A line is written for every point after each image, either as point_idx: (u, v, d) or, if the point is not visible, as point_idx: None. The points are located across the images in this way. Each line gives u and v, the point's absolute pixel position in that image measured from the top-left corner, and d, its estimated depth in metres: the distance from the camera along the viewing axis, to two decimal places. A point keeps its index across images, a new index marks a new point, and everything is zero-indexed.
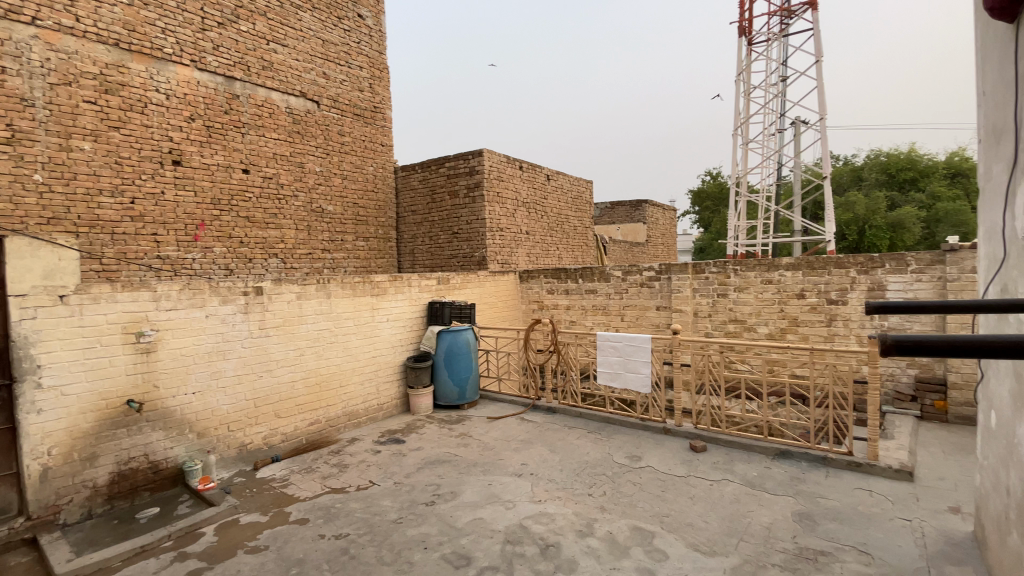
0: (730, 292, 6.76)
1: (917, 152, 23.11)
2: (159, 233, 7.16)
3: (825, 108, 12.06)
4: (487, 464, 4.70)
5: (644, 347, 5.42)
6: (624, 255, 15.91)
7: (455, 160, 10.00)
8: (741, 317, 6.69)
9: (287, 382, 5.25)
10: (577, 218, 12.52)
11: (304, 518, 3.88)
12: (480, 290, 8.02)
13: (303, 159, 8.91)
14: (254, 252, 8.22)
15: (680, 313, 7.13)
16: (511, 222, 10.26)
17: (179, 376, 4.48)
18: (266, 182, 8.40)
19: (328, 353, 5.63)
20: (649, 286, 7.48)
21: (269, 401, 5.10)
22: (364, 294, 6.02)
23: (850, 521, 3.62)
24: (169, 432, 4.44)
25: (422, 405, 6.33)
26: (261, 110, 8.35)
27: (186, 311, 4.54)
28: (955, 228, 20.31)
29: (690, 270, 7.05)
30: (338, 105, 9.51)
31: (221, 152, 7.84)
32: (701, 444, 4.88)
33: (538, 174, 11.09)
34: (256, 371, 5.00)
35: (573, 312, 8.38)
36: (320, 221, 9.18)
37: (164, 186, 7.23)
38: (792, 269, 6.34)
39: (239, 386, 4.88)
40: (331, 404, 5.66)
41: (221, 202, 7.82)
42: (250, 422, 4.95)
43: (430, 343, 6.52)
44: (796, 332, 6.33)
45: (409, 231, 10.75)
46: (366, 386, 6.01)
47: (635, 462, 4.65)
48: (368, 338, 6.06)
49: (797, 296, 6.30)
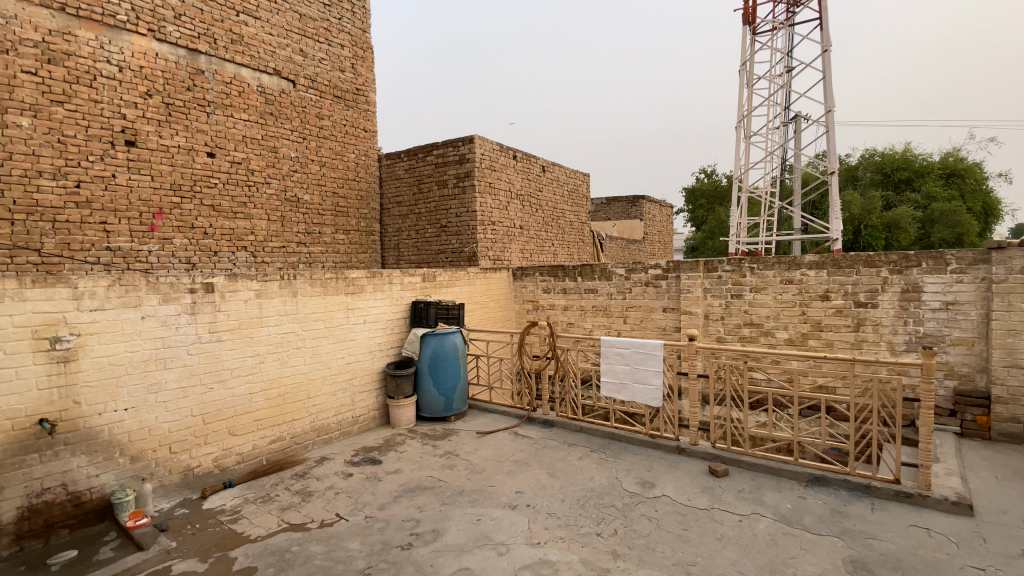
0: (746, 293, 6.11)
1: (912, 152, 22.78)
2: (108, 221, 6.36)
3: (832, 100, 11.48)
4: (476, 493, 4.01)
5: (656, 355, 4.76)
6: (620, 253, 15.29)
7: (444, 147, 9.28)
8: (758, 320, 6.06)
9: (243, 395, 4.52)
10: (573, 213, 11.86)
11: (250, 566, 3.17)
12: (470, 288, 7.34)
13: (276, 143, 8.13)
14: (219, 244, 7.43)
15: (689, 316, 6.49)
16: (503, 216, 9.57)
17: (106, 390, 3.74)
18: (234, 168, 7.62)
19: (294, 359, 4.90)
20: (655, 285, 6.83)
21: (220, 417, 4.36)
22: (337, 292, 5.30)
23: (914, 572, 2.98)
24: (93, 456, 3.69)
25: (403, 417, 5.63)
26: (229, 88, 7.54)
27: (116, 312, 3.79)
28: (951, 228, 20.11)
29: (701, 268, 6.41)
30: (317, 86, 8.72)
31: (183, 133, 7.05)
32: (722, 468, 4.23)
33: (532, 164, 10.40)
34: (205, 383, 4.26)
35: (571, 313, 7.71)
36: (296, 211, 8.41)
37: (116, 169, 6.44)
38: (816, 268, 5.71)
39: (184, 401, 4.14)
40: (297, 418, 4.92)
41: (182, 188, 7.03)
42: (198, 442, 4.23)
43: (412, 347, 5.79)
44: (820, 337, 5.71)
45: (394, 224, 10.01)
46: (338, 397, 5.30)
47: (648, 490, 3.98)
48: (342, 343, 5.34)
49: (821, 298, 5.69)
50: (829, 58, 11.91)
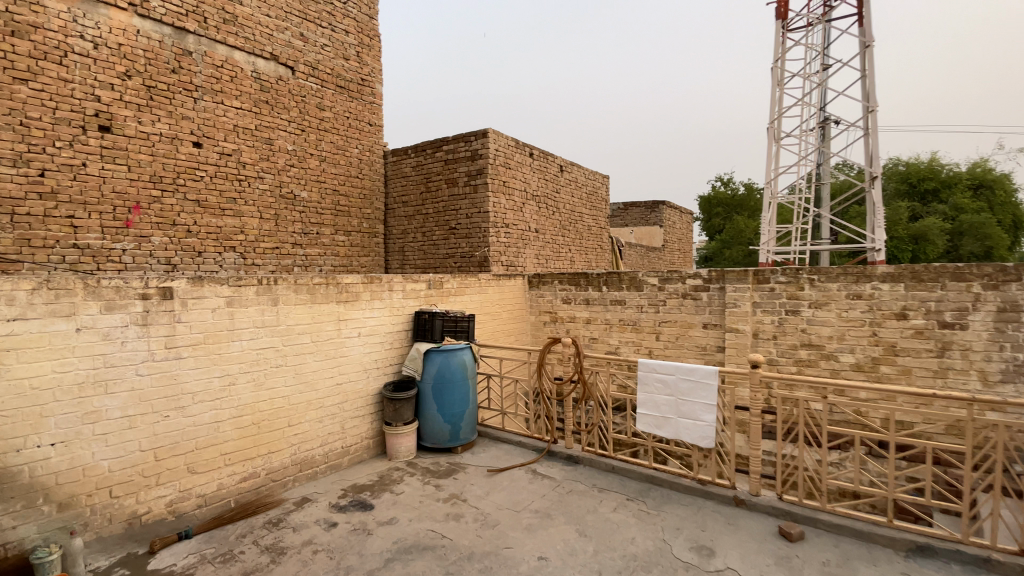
0: (804, 309, 5.26)
1: (939, 161, 21.77)
2: (76, 215, 5.62)
3: (876, 98, 10.56)
4: (487, 558, 3.18)
5: (708, 385, 3.89)
6: (639, 261, 14.43)
7: (455, 142, 8.53)
8: (817, 341, 5.20)
9: (208, 425, 3.72)
10: (591, 216, 11.05)
11: None
12: (481, 297, 6.55)
13: (271, 134, 7.41)
14: (204, 243, 6.69)
15: (735, 334, 5.62)
16: (518, 218, 8.78)
17: (27, 419, 2.95)
18: (223, 159, 6.88)
19: (274, 381, 4.12)
20: (693, 297, 5.98)
21: (177, 453, 3.57)
22: (327, 300, 4.52)
23: None
24: (8, 505, 2.89)
25: (402, 448, 4.81)
26: (219, 72, 6.82)
27: (41, 323, 3.01)
28: (981, 242, 19.09)
29: (750, 278, 5.55)
30: (318, 73, 8.01)
31: (166, 120, 6.33)
32: (797, 530, 3.37)
33: (549, 163, 9.61)
34: (158, 411, 3.47)
35: (594, 327, 6.87)
36: (291, 209, 7.68)
37: (87, 157, 5.71)
38: (890, 280, 4.84)
39: (130, 433, 3.35)
40: (275, 451, 4.13)
41: (164, 180, 6.31)
42: (148, 484, 3.44)
43: (414, 366, 4.99)
44: (893, 363, 4.85)
45: (399, 225, 9.26)
46: (325, 424, 4.49)
47: (706, 561, 3.13)
48: (331, 360, 4.55)
49: (896, 317, 4.81)
50: (869, 54, 11.04)
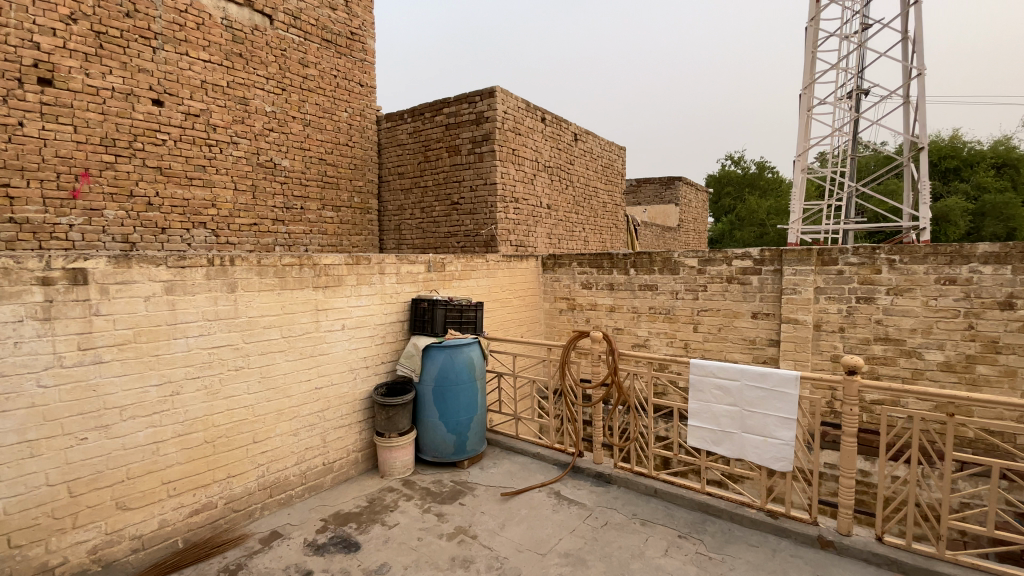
0: (880, 295, 4.40)
1: (961, 137, 20.66)
2: (10, 183, 4.71)
3: (923, 62, 9.52)
4: None
5: (786, 396, 3.03)
6: (652, 242, 13.48)
7: (458, 104, 7.55)
8: (896, 334, 4.35)
9: (143, 448, 2.89)
10: (607, 192, 10.13)
11: None
12: (489, 281, 5.69)
13: (246, 93, 6.45)
14: (169, 218, 5.80)
15: (793, 326, 4.77)
16: (528, 191, 7.86)
17: None
18: (190, 121, 5.93)
19: (234, 387, 3.28)
20: (740, 282, 5.12)
21: (102, 486, 2.73)
22: (301, 286, 3.65)
23: None
24: None
25: (396, 463, 3.99)
26: (184, 18, 5.82)
27: None
28: (1004, 223, 17.99)
29: (813, 259, 4.67)
30: (300, 24, 6.99)
31: (120, 72, 5.36)
32: None
33: (562, 130, 8.65)
34: (72, 433, 2.63)
35: (619, 315, 6.02)
36: (271, 180, 6.77)
37: (24, 115, 4.77)
38: (994, 262, 3.95)
39: (34, 464, 2.51)
40: (236, 474, 3.31)
41: (118, 145, 5.38)
42: (62, 528, 2.61)
43: (411, 364, 4.14)
44: (994, 362, 3.99)
45: (394, 200, 8.35)
46: (301, 438, 3.67)
47: None
48: (308, 359, 3.70)
49: (1000, 306, 3.95)
50: (915, 11, 9.97)
